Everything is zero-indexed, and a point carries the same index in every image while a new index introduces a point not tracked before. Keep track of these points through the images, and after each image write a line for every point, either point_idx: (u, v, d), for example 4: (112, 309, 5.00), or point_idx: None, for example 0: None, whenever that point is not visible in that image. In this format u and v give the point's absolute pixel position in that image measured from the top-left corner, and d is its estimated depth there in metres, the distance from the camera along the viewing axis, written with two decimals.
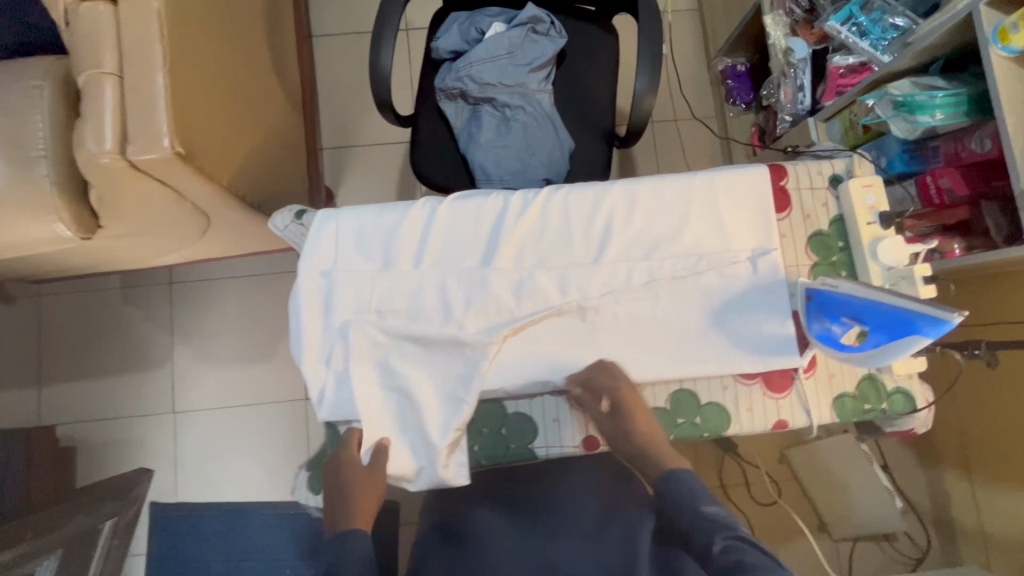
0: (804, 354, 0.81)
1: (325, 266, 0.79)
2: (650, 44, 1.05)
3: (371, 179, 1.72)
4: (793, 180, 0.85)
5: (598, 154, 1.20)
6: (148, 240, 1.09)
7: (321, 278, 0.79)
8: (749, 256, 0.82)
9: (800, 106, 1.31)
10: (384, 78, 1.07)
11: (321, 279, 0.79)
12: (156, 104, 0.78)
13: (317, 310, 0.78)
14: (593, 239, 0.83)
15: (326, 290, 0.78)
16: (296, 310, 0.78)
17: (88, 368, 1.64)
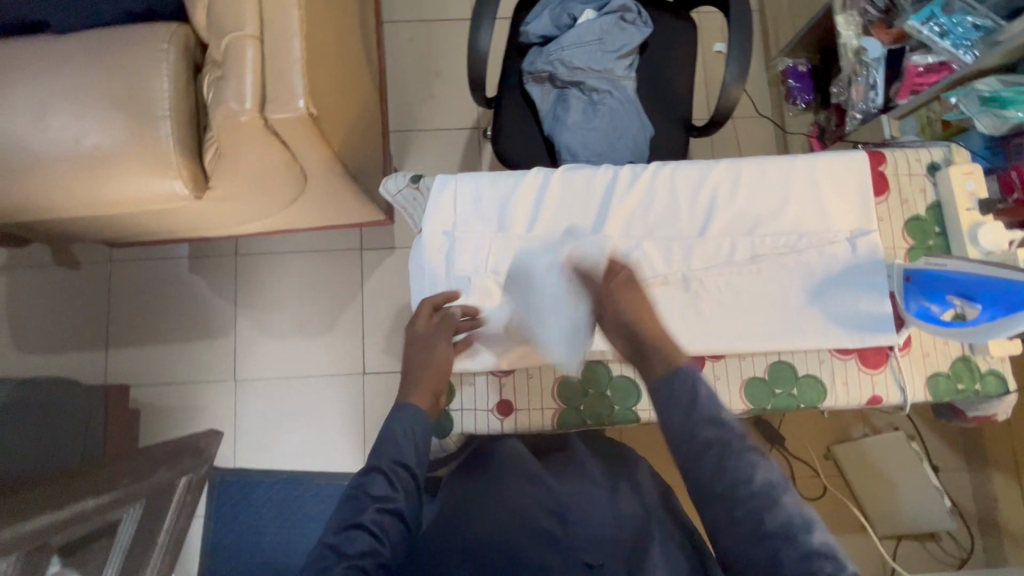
0: (900, 332, 0.83)
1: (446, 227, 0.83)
2: (740, 34, 1.08)
3: (435, 162, 1.76)
4: (892, 166, 0.88)
5: (677, 141, 1.23)
6: (247, 204, 1.14)
7: (441, 238, 0.84)
8: (848, 236, 0.85)
9: (872, 105, 1.33)
10: (480, 58, 1.11)
11: (441, 238, 0.84)
12: (293, 67, 0.82)
13: (438, 267, 0.83)
14: (697, 214, 0.86)
15: (447, 250, 0.83)
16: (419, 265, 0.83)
17: (155, 333, 1.68)
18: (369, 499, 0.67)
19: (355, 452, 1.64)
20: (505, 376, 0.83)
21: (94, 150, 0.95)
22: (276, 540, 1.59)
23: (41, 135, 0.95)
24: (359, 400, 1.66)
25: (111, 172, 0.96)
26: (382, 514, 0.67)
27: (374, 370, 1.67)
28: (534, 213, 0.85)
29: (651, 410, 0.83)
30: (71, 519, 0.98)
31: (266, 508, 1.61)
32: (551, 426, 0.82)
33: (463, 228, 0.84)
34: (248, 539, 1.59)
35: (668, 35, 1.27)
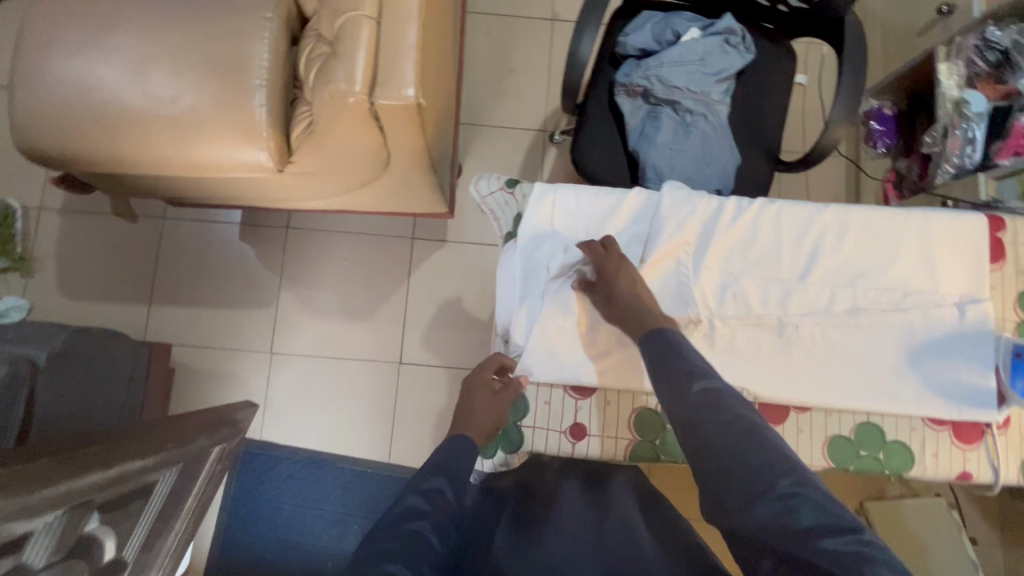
0: (1001, 409, 0.79)
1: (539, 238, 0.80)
2: (853, 75, 1.04)
3: (497, 160, 1.74)
4: (1011, 233, 0.84)
5: (762, 175, 1.19)
6: (321, 183, 1.12)
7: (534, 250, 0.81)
8: (958, 301, 0.81)
9: (967, 161, 1.28)
10: (578, 65, 1.09)
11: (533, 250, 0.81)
12: (407, 53, 0.80)
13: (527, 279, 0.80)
14: (801, 257, 0.82)
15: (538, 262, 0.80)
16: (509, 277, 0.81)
17: (198, 295, 1.68)
18: (425, 507, 0.70)
19: (380, 441, 1.62)
20: (581, 401, 0.79)
21: (187, 111, 0.94)
22: (291, 518, 1.58)
23: (137, 89, 0.94)
24: (391, 389, 1.64)
25: (199, 135, 0.95)
26: (438, 522, 0.70)
27: (411, 361, 1.65)
28: (632, 232, 0.82)
29: None
30: (116, 481, 0.98)
31: (285, 484, 1.60)
32: (622, 457, 0.79)
33: (559, 238, 0.81)
34: (264, 513, 1.59)
35: (768, 63, 1.22)
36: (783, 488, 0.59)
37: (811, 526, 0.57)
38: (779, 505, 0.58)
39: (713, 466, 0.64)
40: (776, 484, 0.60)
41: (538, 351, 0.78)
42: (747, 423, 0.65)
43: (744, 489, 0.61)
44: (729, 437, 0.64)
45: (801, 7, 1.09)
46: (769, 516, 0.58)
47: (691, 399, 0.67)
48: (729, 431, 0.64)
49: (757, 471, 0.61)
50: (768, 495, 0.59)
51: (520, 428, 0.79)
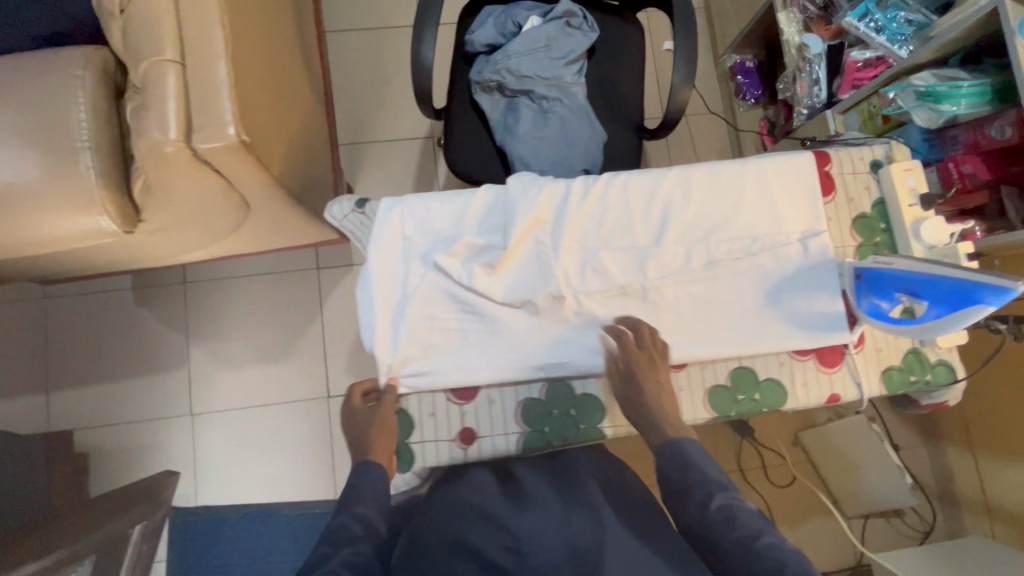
0: (854, 329, 0.85)
1: (395, 255, 0.79)
2: (685, 38, 1.08)
3: (389, 175, 1.71)
4: (837, 165, 0.89)
5: (630, 145, 1.22)
6: (185, 233, 1.08)
7: (392, 266, 0.79)
8: (800, 238, 0.86)
9: (816, 99, 1.36)
10: (424, 71, 1.08)
11: (391, 266, 0.79)
12: (220, 91, 0.77)
13: (389, 297, 0.78)
14: (653, 222, 0.85)
15: (398, 279, 0.79)
16: (366, 297, 0.79)
17: (99, 371, 1.58)
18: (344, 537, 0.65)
19: (324, 480, 1.58)
20: (465, 405, 0.79)
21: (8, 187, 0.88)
22: None
23: None
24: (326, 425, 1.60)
25: (26, 211, 0.89)
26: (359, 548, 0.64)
27: (340, 393, 1.61)
28: (485, 226, 0.82)
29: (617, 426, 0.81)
30: None
31: (232, 545, 1.54)
32: (516, 451, 0.79)
33: (412, 246, 0.80)
34: None
35: (615, 39, 1.26)
36: (716, 506, 0.66)
37: (738, 539, 0.63)
38: (712, 520, 0.65)
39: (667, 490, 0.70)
40: (710, 502, 0.66)
41: (407, 365, 0.78)
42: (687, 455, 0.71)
43: (688, 509, 0.68)
44: (676, 463, 0.71)
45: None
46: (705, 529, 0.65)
47: (654, 441, 0.73)
48: (675, 461, 0.71)
49: (697, 492, 0.68)
50: (704, 512, 0.66)
51: (409, 446, 0.78)
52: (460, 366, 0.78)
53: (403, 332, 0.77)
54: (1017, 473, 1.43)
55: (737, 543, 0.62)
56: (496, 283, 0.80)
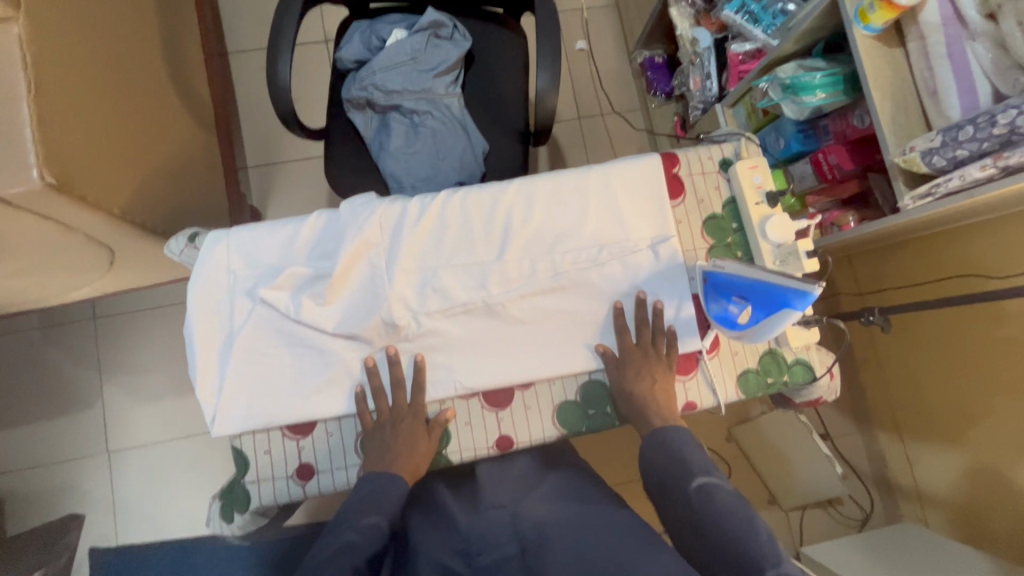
0: (705, 336, 0.83)
1: (221, 289, 0.78)
2: (547, 43, 1.06)
3: (300, 195, 1.68)
4: (685, 167, 0.88)
5: (512, 153, 1.19)
6: (46, 272, 1.04)
7: (219, 302, 0.78)
8: (649, 244, 0.84)
9: (709, 94, 1.35)
10: (283, 92, 1.05)
11: (218, 302, 0.78)
12: (19, 133, 0.74)
13: (214, 334, 0.78)
14: (495, 237, 0.83)
15: (225, 314, 0.78)
16: (192, 336, 0.78)
17: (11, 414, 1.54)
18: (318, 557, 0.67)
19: None
20: (302, 440, 0.78)
21: None
22: None
23: None
24: None
25: None
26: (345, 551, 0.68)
27: None
28: (316, 255, 0.79)
29: (461, 451, 0.79)
30: None
31: None
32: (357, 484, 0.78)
33: (239, 281, 0.79)
34: None
35: (494, 45, 1.23)
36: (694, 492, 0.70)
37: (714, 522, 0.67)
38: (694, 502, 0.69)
39: (653, 479, 0.75)
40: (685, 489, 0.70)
41: (235, 402, 0.76)
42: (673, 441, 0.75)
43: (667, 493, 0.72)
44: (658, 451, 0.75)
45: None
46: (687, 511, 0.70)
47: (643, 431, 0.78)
48: (660, 449, 0.75)
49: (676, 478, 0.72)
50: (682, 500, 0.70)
51: (245, 486, 0.77)
52: (288, 402, 0.77)
53: (229, 370, 0.77)
54: (943, 456, 1.38)
55: (714, 525, 0.66)
56: (325, 313, 0.78)
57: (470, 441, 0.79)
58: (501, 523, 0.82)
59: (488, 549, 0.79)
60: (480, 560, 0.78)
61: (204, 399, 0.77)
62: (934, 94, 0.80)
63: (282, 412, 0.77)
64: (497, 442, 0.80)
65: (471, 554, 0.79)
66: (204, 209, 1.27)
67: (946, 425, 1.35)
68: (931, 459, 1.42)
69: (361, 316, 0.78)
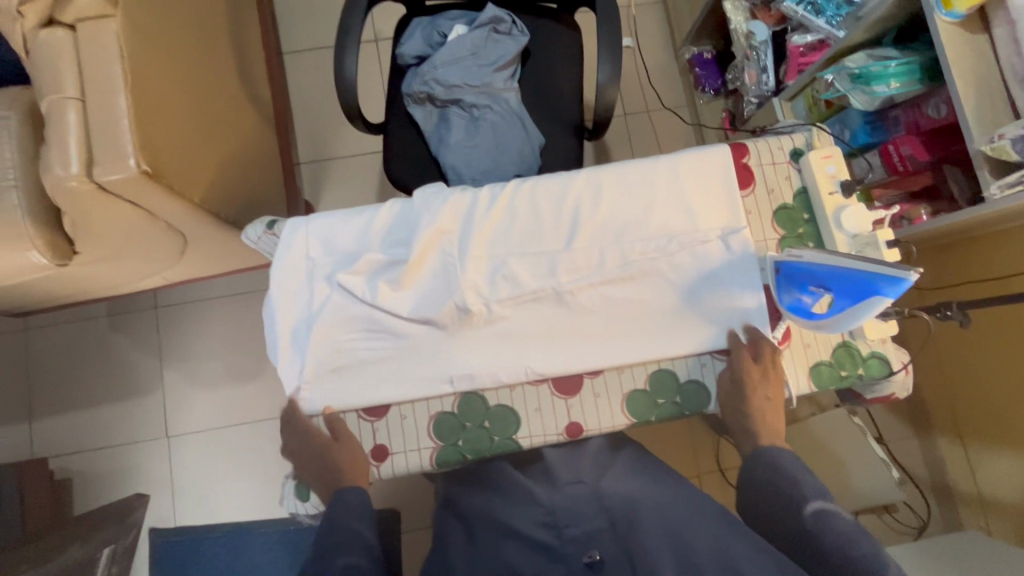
0: (777, 326, 0.82)
1: (300, 274, 0.81)
2: (608, 37, 1.06)
3: (351, 191, 1.72)
4: (755, 157, 0.87)
5: (568, 148, 1.20)
6: (125, 260, 1.10)
7: (297, 286, 0.81)
8: (720, 235, 0.83)
9: (765, 87, 1.32)
10: (349, 87, 1.08)
11: (297, 287, 0.81)
12: (119, 124, 0.78)
13: (293, 317, 0.80)
14: (564, 227, 0.83)
15: (303, 298, 0.81)
16: (272, 318, 0.81)
17: (79, 397, 1.62)
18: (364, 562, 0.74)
19: None
20: (377, 421, 0.80)
21: None
22: None
23: None
24: None
25: None
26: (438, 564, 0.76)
27: None
28: (390, 242, 0.81)
29: (531, 436, 0.80)
30: None
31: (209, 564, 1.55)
32: (430, 466, 0.79)
33: (317, 267, 0.81)
34: None
35: (550, 41, 1.24)
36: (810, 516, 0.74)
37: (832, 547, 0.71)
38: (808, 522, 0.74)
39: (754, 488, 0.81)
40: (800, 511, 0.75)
41: (315, 384, 0.79)
42: (776, 461, 0.80)
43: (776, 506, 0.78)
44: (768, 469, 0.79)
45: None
46: (793, 533, 0.76)
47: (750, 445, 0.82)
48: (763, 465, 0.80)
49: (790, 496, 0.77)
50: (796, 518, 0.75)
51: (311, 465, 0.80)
52: (363, 384, 0.79)
53: (309, 353, 0.79)
54: (1008, 463, 1.32)
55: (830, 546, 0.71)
56: (400, 298, 0.80)
57: (541, 427, 0.80)
58: (586, 499, 0.85)
59: (578, 522, 0.82)
60: (570, 531, 0.81)
61: (285, 381, 0.80)
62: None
63: (358, 393, 0.79)
64: (567, 428, 0.80)
65: (559, 527, 0.81)
66: (267, 202, 1.32)
67: (1011, 432, 1.29)
68: (997, 466, 1.36)
69: (434, 302, 0.79)
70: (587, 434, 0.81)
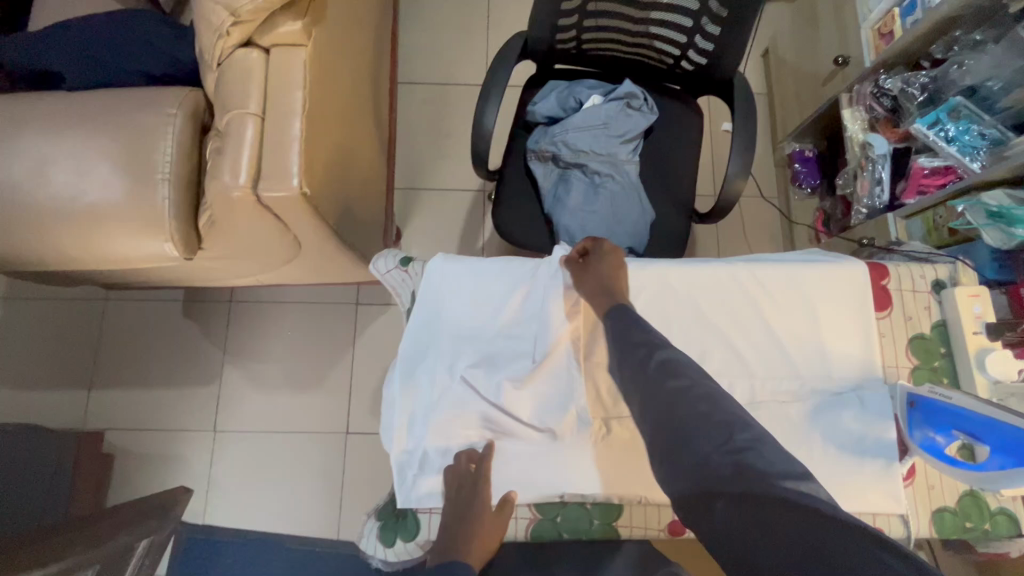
0: (903, 460, 0.78)
1: (425, 348, 0.81)
2: (744, 132, 1.09)
3: (438, 223, 1.76)
4: (894, 280, 0.86)
5: (677, 228, 1.21)
6: (239, 262, 1.14)
7: (420, 359, 0.80)
8: (856, 389, 0.81)
9: (877, 200, 1.31)
10: (484, 136, 1.12)
11: (420, 360, 0.80)
12: (290, 146, 0.82)
13: (411, 393, 0.80)
14: (693, 346, 0.82)
15: (424, 372, 0.80)
16: (392, 390, 0.80)
17: (139, 376, 1.64)
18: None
19: (331, 513, 1.57)
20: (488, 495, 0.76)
21: (89, 207, 0.96)
22: None
23: (41, 192, 0.95)
24: (339, 460, 1.61)
25: (109, 231, 0.96)
26: None
27: (357, 430, 1.62)
28: (513, 334, 0.80)
29: (631, 527, 0.77)
30: None
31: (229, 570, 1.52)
32: (523, 537, 0.77)
33: (440, 355, 0.80)
34: None
35: (674, 121, 1.26)
36: None
37: None
38: None
39: None
40: None
41: (424, 479, 0.77)
42: None
43: None
44: None
45: (701, 64, 1.14)
46: None
47: None
48: None
49: None
50: None
51: (417, 515, 0.78)
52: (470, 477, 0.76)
53: (425, 445, 0.78)
54: None
55: None
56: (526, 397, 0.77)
57: (642, 519, 0.77)
58: None
59: None
60: None
61: (397, 473, 0.78)
62: None
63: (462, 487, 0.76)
64: (669, 525, 0.77)
65: None
66: (373, 224, 1.35)
67: None
68: None
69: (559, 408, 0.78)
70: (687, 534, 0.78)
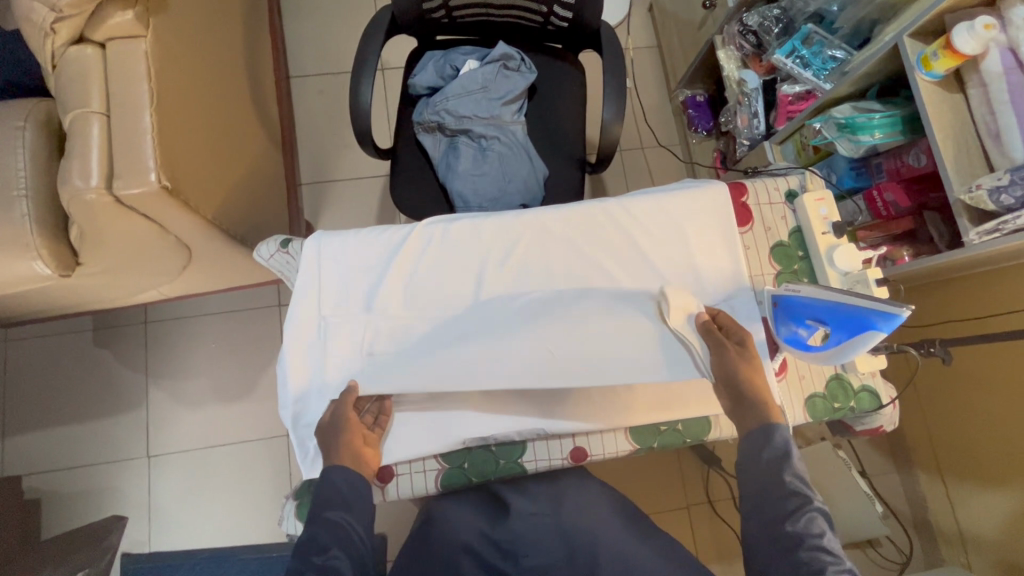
0: (774, 357, 0.86)
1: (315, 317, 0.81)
2: (614, 78, 1.13)
3: (351, 213, 1.74)
4: (753, 197, 0.92)
5: (570, 180, 1.25)
6: (126, 273, 1.09)
7: (313, 329, 0.82)
8: (725, 299, 0.87)
9: (756, 132, 1.40)
10: (363, 113, 1.12)
11: (312, 329, 0.82)
12: (142, 140, 0.80)
13: (303, 364, 0.81)
14: (575, 279, 0.85)
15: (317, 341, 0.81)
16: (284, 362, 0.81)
17: (55, 413, 1.57)
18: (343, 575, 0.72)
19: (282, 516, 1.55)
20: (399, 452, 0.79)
21: None
22: None
23: None
24: (284, 460, 1.59)
25: None
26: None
27: None
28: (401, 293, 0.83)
29: (537, 460, 0.81)
30: None
31: None
32: (435, 488, 0.80)
33: (327, 324, 0.81)
34: None
35: (556, 78, 1.29)
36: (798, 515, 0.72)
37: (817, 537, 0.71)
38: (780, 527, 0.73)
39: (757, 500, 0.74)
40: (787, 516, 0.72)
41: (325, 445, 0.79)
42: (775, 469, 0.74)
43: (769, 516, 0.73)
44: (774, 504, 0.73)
45: (567, 18, 1.16)
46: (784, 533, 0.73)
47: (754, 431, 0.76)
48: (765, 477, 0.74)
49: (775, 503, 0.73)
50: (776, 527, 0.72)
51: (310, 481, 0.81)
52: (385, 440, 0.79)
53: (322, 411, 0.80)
54: (992, 497, 1.29)
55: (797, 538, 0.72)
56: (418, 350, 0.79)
57: (546, 451, 0.81)
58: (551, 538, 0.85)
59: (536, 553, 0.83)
60: None
61: (298, 445, 0.80)
62: (996, 135, 0.86)
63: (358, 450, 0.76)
64: (572, 452, 0.82)
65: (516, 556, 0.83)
66: (273, 219, 1.33)
67: (991, 465, 1.28)
68: (976, 500, 1.33)
69: (452, 357, 0.80)
70: (590, 459, 0.82)
